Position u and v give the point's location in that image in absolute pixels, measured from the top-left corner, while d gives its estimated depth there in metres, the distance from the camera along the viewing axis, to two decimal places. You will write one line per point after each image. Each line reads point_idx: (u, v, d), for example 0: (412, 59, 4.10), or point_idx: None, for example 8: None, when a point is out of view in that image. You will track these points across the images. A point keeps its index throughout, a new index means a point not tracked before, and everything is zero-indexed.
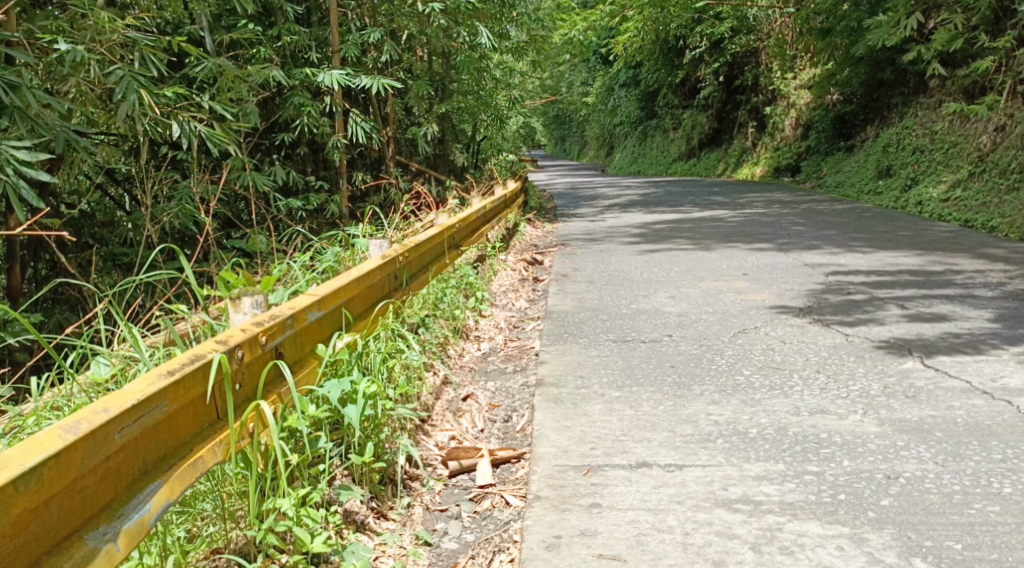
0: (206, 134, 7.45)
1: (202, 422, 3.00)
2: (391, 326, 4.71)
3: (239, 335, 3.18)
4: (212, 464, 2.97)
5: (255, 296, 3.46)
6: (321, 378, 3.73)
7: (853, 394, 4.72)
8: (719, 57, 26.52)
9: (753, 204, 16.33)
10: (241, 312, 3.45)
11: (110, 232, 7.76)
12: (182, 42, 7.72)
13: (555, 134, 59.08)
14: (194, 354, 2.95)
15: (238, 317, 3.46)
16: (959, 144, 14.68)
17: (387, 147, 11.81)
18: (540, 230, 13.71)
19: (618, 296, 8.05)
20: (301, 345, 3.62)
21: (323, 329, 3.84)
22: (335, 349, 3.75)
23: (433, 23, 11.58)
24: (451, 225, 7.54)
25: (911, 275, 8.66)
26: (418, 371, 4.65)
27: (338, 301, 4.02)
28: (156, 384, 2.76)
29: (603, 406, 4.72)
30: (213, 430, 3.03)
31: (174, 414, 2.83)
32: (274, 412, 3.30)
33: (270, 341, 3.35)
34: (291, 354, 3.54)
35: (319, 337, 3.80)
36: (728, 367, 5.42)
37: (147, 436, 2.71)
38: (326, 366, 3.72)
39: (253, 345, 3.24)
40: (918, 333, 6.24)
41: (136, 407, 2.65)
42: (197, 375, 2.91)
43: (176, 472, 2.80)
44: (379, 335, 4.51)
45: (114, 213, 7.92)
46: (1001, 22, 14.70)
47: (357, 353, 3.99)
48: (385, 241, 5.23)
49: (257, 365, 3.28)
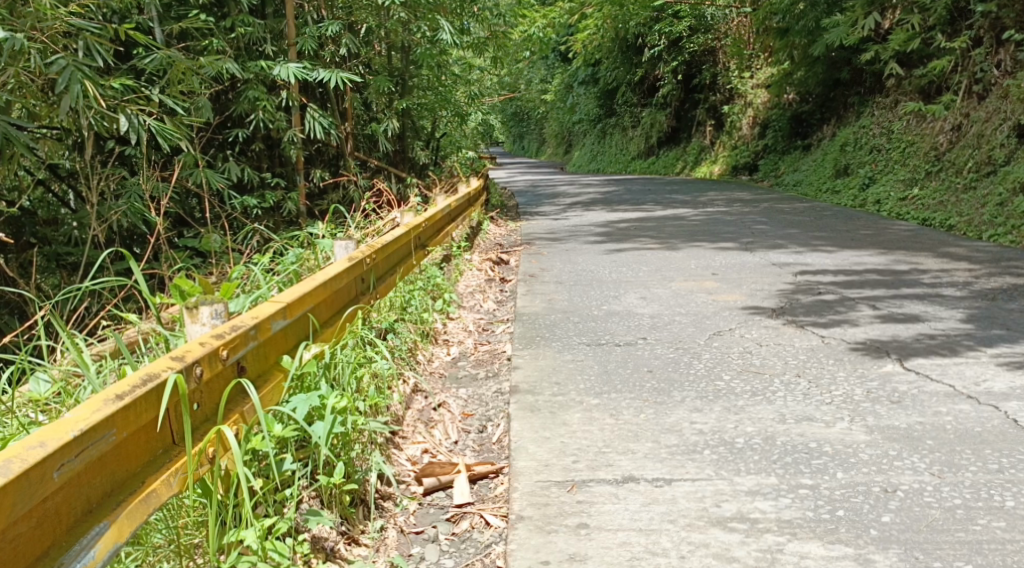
0: (156, 128, 7.17)
1: (156, 448, 2.74)
2: (359, 332, 4.48)
3: (197, 350, 2.93)
4: (166, 497, 2.71)
5: (215, 305, 3.20)
6: (288, 392, 3.48)
7: (839, 400, 4.56)
8: (677, 56, 26.43)
9: (713, 202, 16.28)
10: (198, 322, 3.19)
11: (51, 230, 7.46)
12: (128, 32, 7.41)
13: (513, 133, 58.90)
14: (146, 375, 2.71)
15: (195, 328, 3.20)
16: (915, 142, 14.68)
17: (346, 144, 11.55)
18: (502, 229, 13.49)
19: (587, 296, 7.88)
20: (265, 356, 3.37)
21: (288, 339, 3.59)
22: (301, 361, 3.51)
23: (391, 16, 11.32)
24: (417, 224, 7.32)
25: (879, 274, 8.56)
26: (388, 381, 4.44)
27: (304, 307, 3.77)
28: (101, 411, 2.51)
29: (580, 414, 4.54)
30: (168, 458, 2.78)
31: (123, 443, 2.58)
32: (235, 435, 3.05)
33: (232, 355, 3.10)
34: (255, 368, 3.29)
35: (284, 348, 3.55)
36: (707, 372, 5.26)
37: (91, 470, 2.45)
38: (292, 379, 3.47)
39: (212, 361, 2.99)
40: (895, 334, 6.11)
41: (79, 439, 2.39)
42: (148, 399, 2.66)
43: (126, 511, 2.54)
44: (348, 342, 4.28)
45: (59, 211, 7.61)
46: (957, 23, 14.73)
47: (324, 365, 3.74)
48: (351, 241, 5.00)
49: (217, 383, 3.03)
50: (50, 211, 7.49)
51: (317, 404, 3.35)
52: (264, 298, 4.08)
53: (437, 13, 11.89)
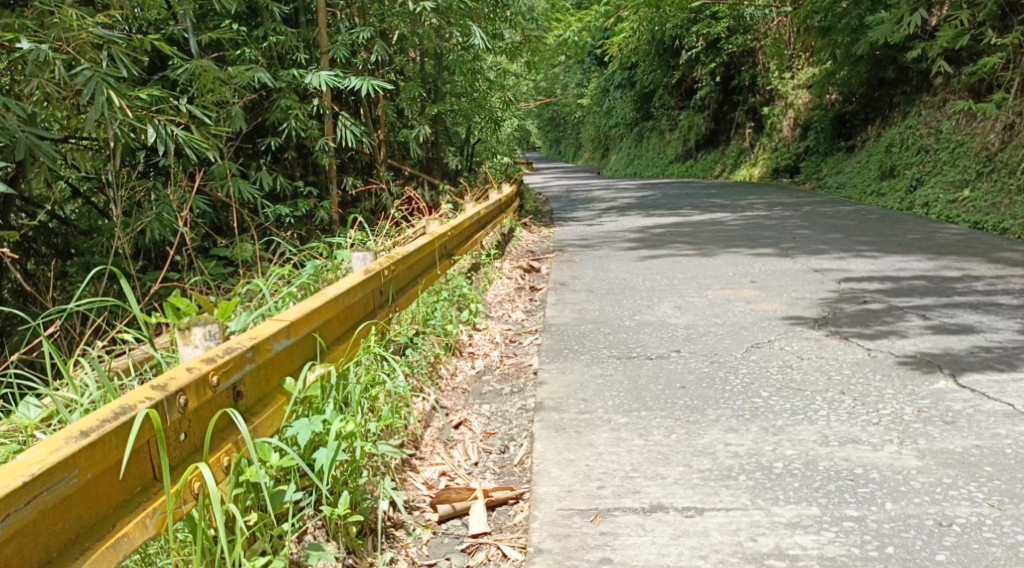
0: (184, 138, 7.02)
1: (133, 486, 2.61)
2: (374, 348, 4.27)
3: (183, 377, 2.78)
4: (141, 540, 2.58)
5: (208, 326, 3.04)
6: (291, 416, 3.29)
7: (886, 419, 4.27)
8: (716, 58, 26.03)
9: (753, 206, 15.93)
10: (191, 344, 3.04)
11: (82, 240, 7.33)
12: (155, 42, 7.22)
13: (549, 137, 58.58)
14: (119, 409, 2.57)
15: (187, 350, 3.05)
16: (964, 143, 14.23)
17: (379, 151, 11.38)
18: (536, 236, 13.25)
19: (620, 306, 7.61)
20: (266, 378, 3.18)
21: (294, 359, 3.40)
22: (304, 384, 3.31)
23: (425, 22, 11.16)
24: (442, 233, 7.11)
25: (926, 281, 8.21)
26: (405, 398, 4.22)
27: (311, 325, 3.57)
28: (61, 450, 2.38)
29: (608, 434, 4.29)
30: (146, 496, 2.64)
31: (89, 484, 2.44)
32: (226, 468, 2.89)
33: (224, 381, 2.94)
34: (254, 393, 3.11)
35: (288, 369, 3.36)
36: (744, 388, 4.98)
37: (49, 517, 2.33)
38: (295, 403, 3.28)
39: (200, 388, 2.83)
40: (947, 347, 5.79)
41: (32, 484, 2.27)
42: (118, 434, 2.52)
43: (90, 558, 2.41)
44: (361, 359, 4.08)
45: (94, 220, 7.48)
46: (1009, 19, 14.26)
47: (332, 385, 3.53)
48: (368, 253, 4.79)
49: (206, 411, 2.86)
50: (87, 222, 7.39)
51: (320, 429, 3.15)
52: (268, 316, 3.86)
53: (470, 17, 11.69)
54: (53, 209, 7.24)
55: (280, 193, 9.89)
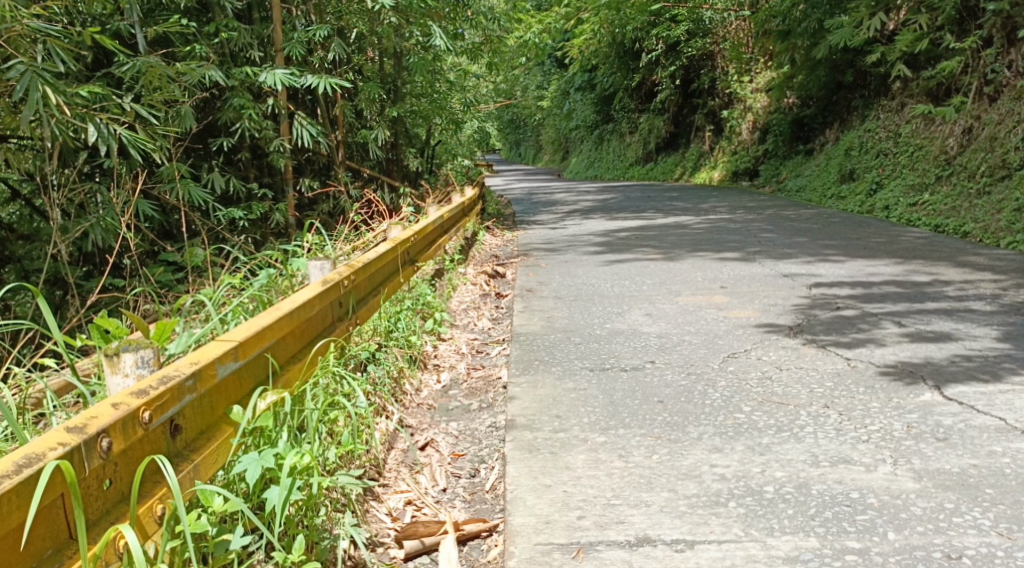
0: (128, 137, 6.67)
1: (43, 551, 2.33)
2: (332, 366, 3.98)
3: (106, 416, 2.50)
4: None
5: (140, 352, 2.79)
6: (238, 449, 3.00)
7: (877, 437, 4.06)
8: (675, 60, 25.93)
9: (716, 209, 15.81)
10: (120, 373, 2.77)
11: (21, 246, 7.06)
12: (94, 35, 6.84)
13: (510, 140, 58.35)
14: (23, 460, 2.28)
15: (116, 379, 2.77)
16: (924, 146, 14.20)
17: (337, 153, 11.05)
18: (498, 239, 12.99)
19: (589, 314, 7.36)
20: (210, 407, 2.90)
21: (243, 384, 3.11)
22: (254, 412, 3.01)
23: (383, 21, 10.83)
24: (405, 238, 6.83)
25: (897, 286, 8.05)
26: (366, 420, 3.94)
27: (263, 344, 3.28)
28: None
29: (585, 455, 4.03)
30: (60, 560, 2.36)
31: None
32: (158, 517, 2.60)
33: (157, 417, 2.65)
34: (194, 426, 2.83)
35: (236, 395, 3.07)
36: (725, 403, 4.76)
37: None
38: (242, 434, 2.99)
39: (127, 428, 2.54)
40: (927, 355, 5.59)
41: None
42: (21, 492, 2.23)
43: None
44: (319, 379, 3.79)
45: (32, 221, 7.16)
46: (966, 23, 14.22)
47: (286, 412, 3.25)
48: (326, 262, 4.50)
49: (136, 452, 2.58)
50: (28, 225, 7.12)
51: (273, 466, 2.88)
52: (209, 334, 3.55)
53: (430, 17, 11.38)
54: None
55: (234, 196, 9.52)
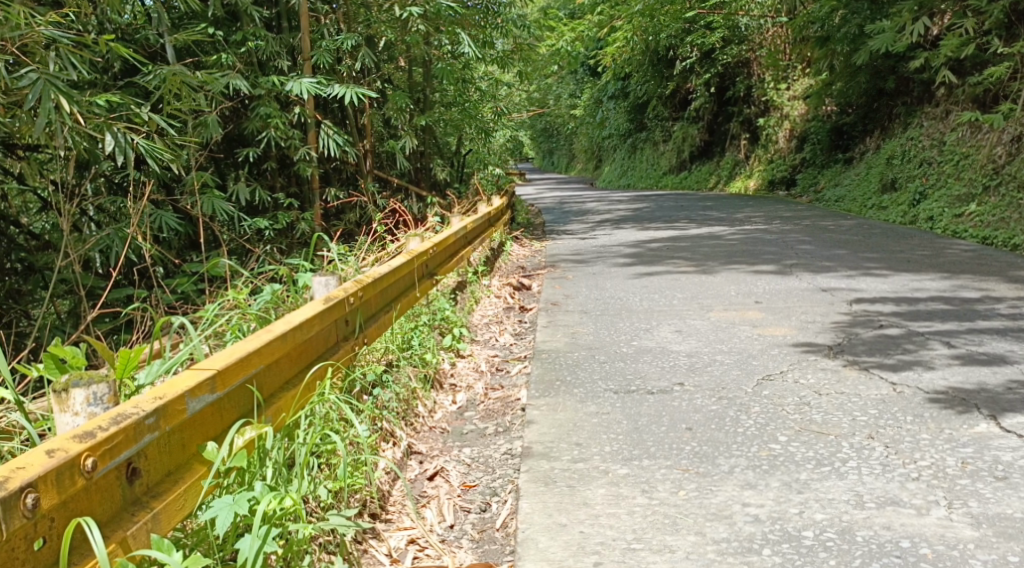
0: (145, 147, 6.36)
1: None
2: (331, 390, 3.68)
3: (37, 467, 2.30)
4: None
5: (91, 389, 2.65)
6: (208, 492, 2.84)
7: (928, 475, 3.72)
8: (710, 68, 25.51)
9: (751, 219, 15.40)
10: (69, 411, 2.64)
11: (41, 254, 6.68)
12: (109, 41, 6.55)
13: (543, 148, 58.06)
14: None
15: (65, 418, 2.65)
16: (969, 155, 13.72)
17: (364, 162, 10.80)
18: (526, 250, 12.70)
19: (615, 330, 7.03)
20: (179, 445, 2.75)
21: (220, 418, 2.95)
22: (228, 451, 2.86)
23: (412, 28, 10.58)
24: (423, 251, 6.51)
25: (944, 303, 7.63)
26: (364, 450, 3.65)
27: (245, 374, 3.08)
28: None
29: (605, 490, 3.71)
30: None
31: None
32: None
33: (104, 464, 2.46)
34: (157, 468, 2.67)
35: (212, 430, 2.92)
36: (759, 432, 4.41)
37: None
38: (214, 476, 2.83)
39: (62, 479, 2.35)
40: (980, 381, 5.20)
41: None
42: None
43: None
44: (313, 407, 3.49)
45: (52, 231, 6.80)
46: (1016, 27, 13.72)
47: (264, 448, 3.08)
48: (332, 276, 4.22)
49: (77, 504, 2.39)
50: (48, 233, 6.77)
51: (245, 512, 2.76)
52: (179, 364, 3.44)
53: (459, 24, 11.12)
54: (9, 217, 6.64)
55: (259, 206, 9.25)
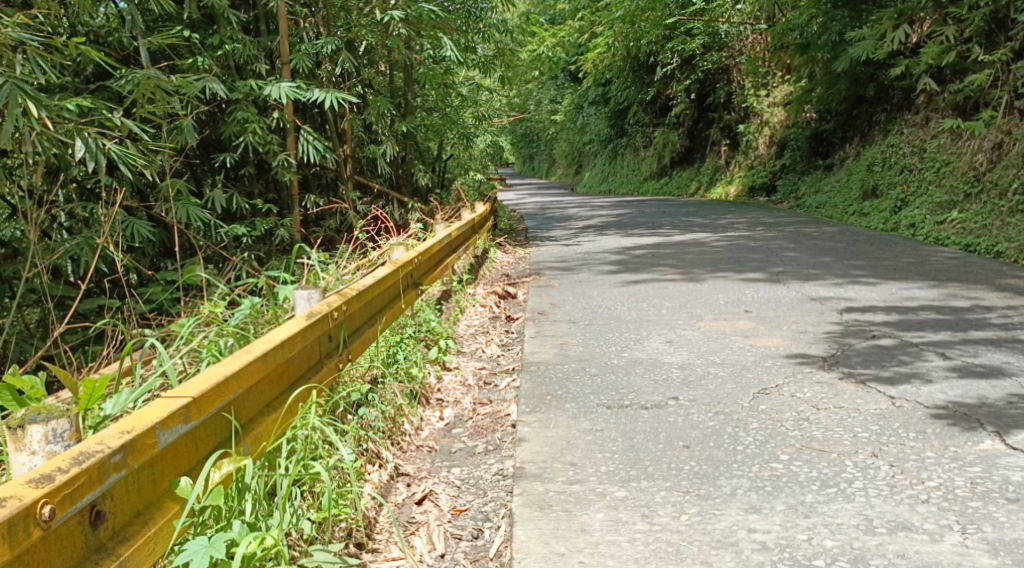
0: (118, 153, 6.16)
1: None
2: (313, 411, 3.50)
3: None
4: None
5: (50, 425, 2.52)
6: (181, 532, 2.67)
7: (937, 497, 3.61)
8: (690, 74, 25.43)
9: (734, 225, 15.31)
10: (25, 451, 2.50)
11: (7, 264, 6.52)
12: (79, 44, 6.33)
13: (523, 153, 57.93)
14: None
15: (21, 458, 2.51)
16: (950, 162, 13.68)
17: (345, 167, 10.59)
18: (509, 256, 12.54)
19: (604, 340, 6.88)
20: (149, 481, 2.59)
21: (195, 449, 2.79)
22: (202, 487, 2.69)
23: (393, 33, 10.39)
24: (407, 260, 6.31)
25: (936, 312, 7.53)
26: (348, 476, 3.49)
27: (222, 401, 2.90)
28: None
29: (604, 515, 3.59)
30: None
31: None
32: None
33: (63, 512, 2.29)
34: (125, 508, 2.50)
35: (186, 463, 2.75)
36: (759, 449, 4.26)
37: None
38: (187, 514, 2.66)
39: (16, 531, 2.17)
40: (979, 394, 5.09)
41: None
42: None
43: None
44: (296, 432, 3.32)
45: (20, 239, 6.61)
46: (996, 35, 13.67)
47: (242, 481, 2.91)
48: (315, 290, 4.03)
49: (34, 557, 2.21)
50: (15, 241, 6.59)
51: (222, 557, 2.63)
52: (150, 388, 3.26)
53: (440, 28, 10.94)
54: None
55: (237, 212, 9.02)
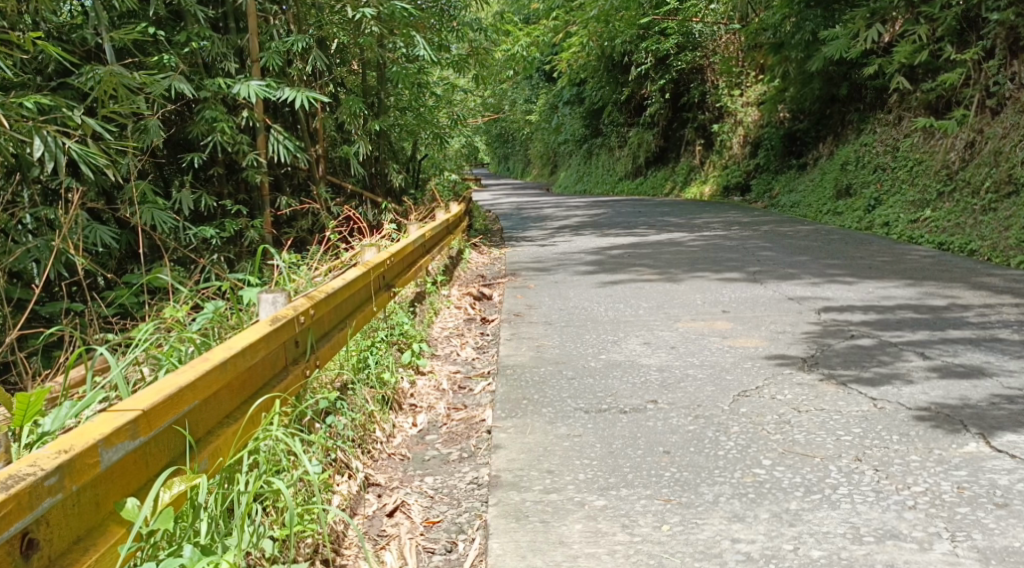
0: (79, 152, 5.98)
1: None
2: (274, 423, 3.35)
3: None
4: None
5: None
6: (126, 558, 2.50)
7: (924, 502, 3.51)
8: (664, 74, 25.39)
9: (709, 225, 15.25)
10: None
11: None
12: (35, 39, 6.12)
13: (499, 154, 57.77)
14: None
15: None
16: (923, 160, 13.68)
17: (317, 167, 10.41)
18: (484, 257, 12.40)
19: (581, 342, 6.76)
20: (91, 504, 2.42)
21: (144, 467, 2.63)
22: (149, 508, 2.52)
23: (365, 31, 10.22)
24: (379, 262, 6.16)
25: (914, 311, 7.46)
26: (313, 490, 3.34)
27: (173, 415, 2.74)
28: None
29: (582, 525, 3.49)
30: None
31: None
32: None
33: None
34: (64, 533, 2.33)
35: (134, 482, 2.59)
36: (740, 454, 4.16)
37: None
38: (133, 537, 2.49)
39: None
40: (962, 394, 5.00)
41: None
42: None
43: None
44: (256, 446, 3.16)
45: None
46: (968, 33, 13.65)
47: (195, 499, 2.75)
48: (279, 293, 3.87)
49: None
50: None
51: None
52: (104, 400, 3.09)
53: (413, 26, 10.77)
54: None
55: (205, 212, 8.82)
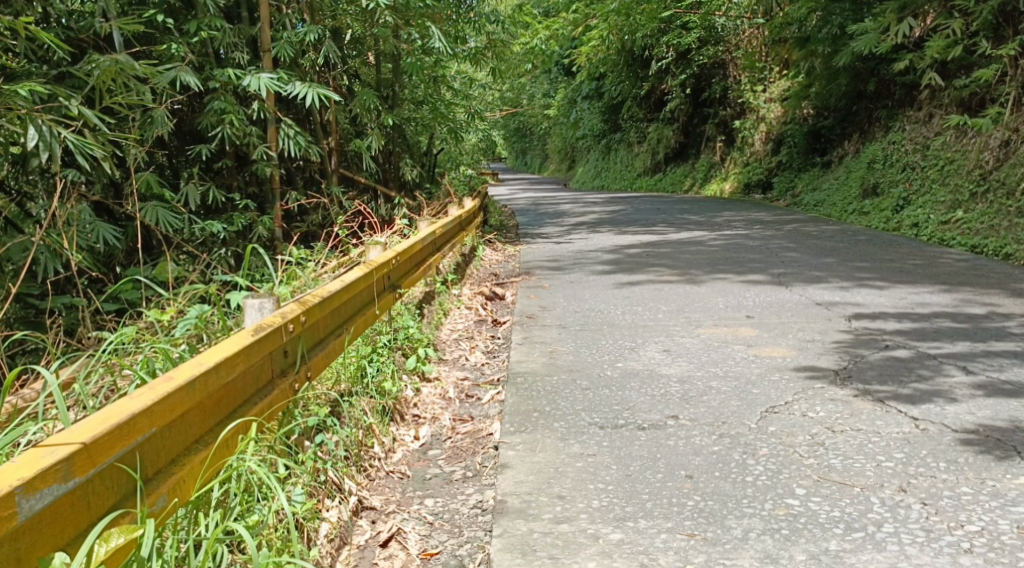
0: (76, 143, 5.62)
1: None
2: (247, 452, 3.04)
3: None
4: None
5: None
6: None
7: (981, 545, 3.17)
8: (685, 69, 24.94)
9: (731, 223, 14.83)
10: None
11: None
12: (28, 24, 5.79)
13: (516, 148, 57.38)
14: None
15: None
16: (954, 160, 13.23)
17: (329, 161, 10.07)
18: (498, 254, 12.05)
19: (597, 348, 6.40)
20: (7, 560, 2.14)
21: (82, 511, 2.36)
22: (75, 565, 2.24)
23: (379, 20, 9.87)
24: (384, 261, 5.78)
25: (951, 320, 7.05)
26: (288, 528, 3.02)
27: (118, 450, 2.45)
28: None
29: (595, 564, 3.17)
30: None
31: None
32: None
33: None
34: None
35: (69, 530, 2.32)
36: (771, 481, 3.77)
37: None
38: None
39: None
40: (1010, 415, 4.61)
41: None
42: None
43: None
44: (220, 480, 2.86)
45: None
46: (1003, 29, 13.14)
47: (143, 547, 2.46)
48: (267, 296, 3.55)
49: None
50: None
51: None
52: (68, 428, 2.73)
53: (429, 17, 10.38)
54: None
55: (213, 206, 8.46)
